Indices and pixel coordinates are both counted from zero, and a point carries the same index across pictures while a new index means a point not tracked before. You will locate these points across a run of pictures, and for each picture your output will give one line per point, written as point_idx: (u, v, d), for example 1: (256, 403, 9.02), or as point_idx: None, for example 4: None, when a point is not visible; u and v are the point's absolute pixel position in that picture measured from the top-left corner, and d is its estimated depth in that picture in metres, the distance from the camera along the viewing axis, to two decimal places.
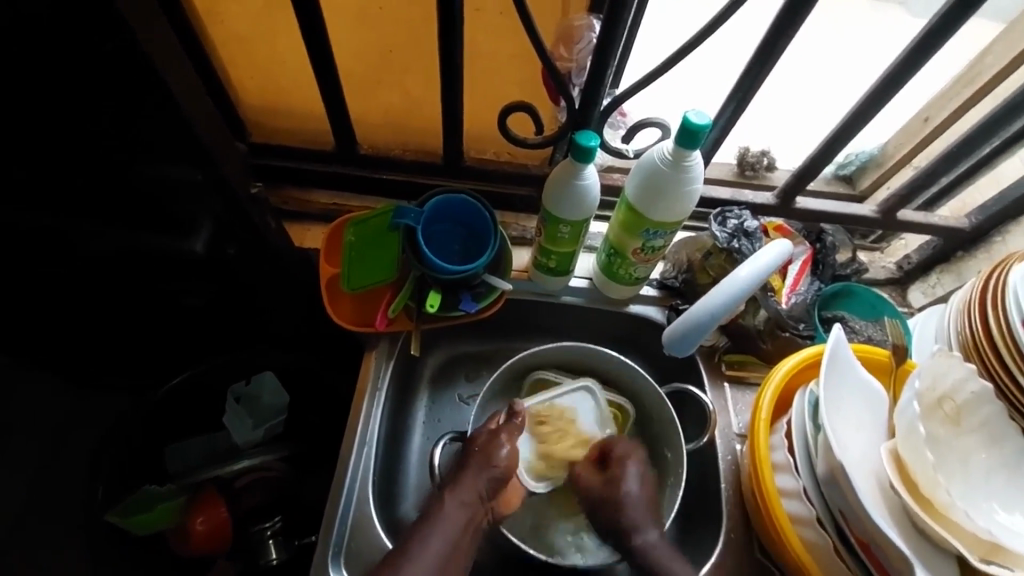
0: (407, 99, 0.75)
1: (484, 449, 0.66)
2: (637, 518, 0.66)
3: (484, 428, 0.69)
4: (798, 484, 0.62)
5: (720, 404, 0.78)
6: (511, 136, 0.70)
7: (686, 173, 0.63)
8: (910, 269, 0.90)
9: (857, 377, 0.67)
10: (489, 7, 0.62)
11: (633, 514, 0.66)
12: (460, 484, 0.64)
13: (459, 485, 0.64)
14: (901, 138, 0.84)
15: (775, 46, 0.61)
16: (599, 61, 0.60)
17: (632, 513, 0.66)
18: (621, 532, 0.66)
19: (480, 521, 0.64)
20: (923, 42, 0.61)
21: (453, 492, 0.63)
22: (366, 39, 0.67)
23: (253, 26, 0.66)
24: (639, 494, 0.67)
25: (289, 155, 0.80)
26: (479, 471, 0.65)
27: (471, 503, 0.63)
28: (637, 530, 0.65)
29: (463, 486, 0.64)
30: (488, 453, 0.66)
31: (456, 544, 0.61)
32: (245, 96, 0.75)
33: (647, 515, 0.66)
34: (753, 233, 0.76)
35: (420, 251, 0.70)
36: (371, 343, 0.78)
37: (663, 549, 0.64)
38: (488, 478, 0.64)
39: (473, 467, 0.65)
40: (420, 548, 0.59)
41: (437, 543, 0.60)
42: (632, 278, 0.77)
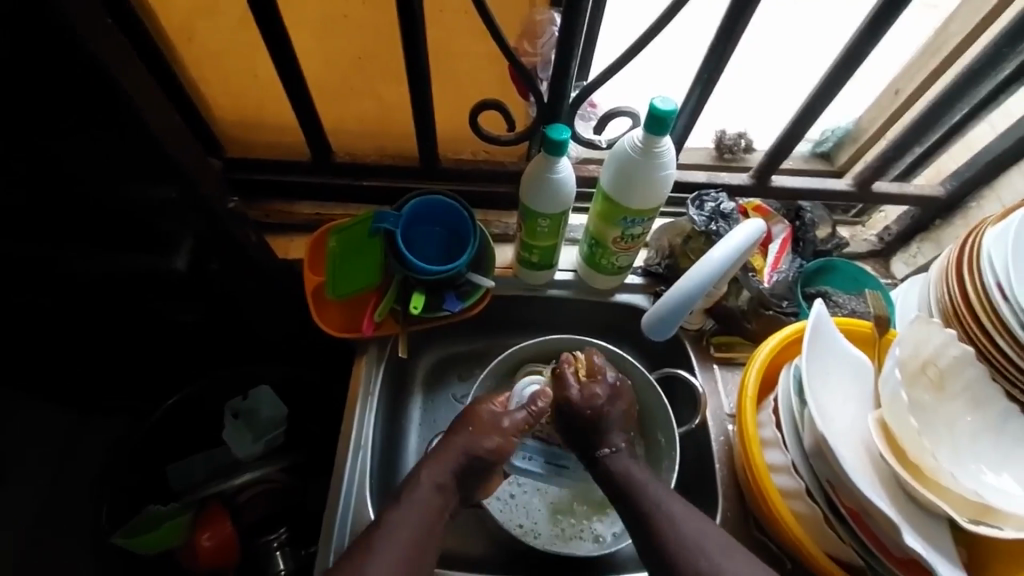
0: (380, 105, 0.75)
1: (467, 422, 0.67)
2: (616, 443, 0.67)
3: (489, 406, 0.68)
4: (787, 459, 0.62)
5: (710, 386, 0.78)
6: (483, 134, 0.70)
7: (656, 159, 0.64)
8: (891, 240, 0.91)
9: (840, 349, 0.68)
10: (450, 8, 0.63)
11: (608, 428, 0.68)
12: (437, 461, 0.63)
13: (439, 457, 0.64)
14: (875, 111, 0.85)
15: (735, 28, 0.62)
16: (564, 54, 0.61)
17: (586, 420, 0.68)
18: (594, 441, 0.68)
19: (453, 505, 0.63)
20: (871, 25, 0.64)
21: (432, 463, 0.63)
22: (334, 47, 0.68)
23: (218, 40, 0.66)
24: (617, 412, 0.69)
25: (268, 168, 0.81)
26: (453, 452, 0.64)
27: (447, 485, 0.63)
28: (615, 449, 0.67)
29: (439, 462, 0.63)
30: (454, 437, 0.65)
31: (427, 529, 0.60)
32: (219, 112, 0.76)
33: (619, 428, 0.69)
34: (731, 214, 0.77)
35: (401, 254, 0.70)
36: (360, 348, 0.78)
37: (624, 457, 0.66)
38: (463, 458, 0.64)
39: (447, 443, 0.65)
40: (388, 534, 0.57)
41: (414, 510, 0.60)
42: (615, 267, 0.78)
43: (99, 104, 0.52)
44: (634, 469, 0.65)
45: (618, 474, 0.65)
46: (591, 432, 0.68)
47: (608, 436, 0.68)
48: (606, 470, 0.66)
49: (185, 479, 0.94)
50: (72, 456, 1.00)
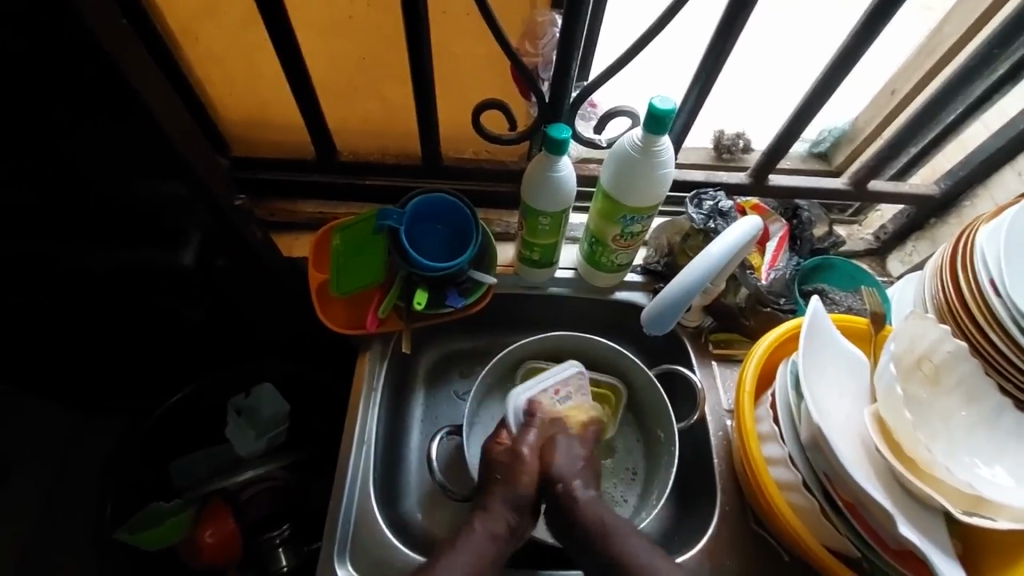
0: (384, 104, 0.77)
1: (509, 469, 0.66)
2: (570, 479, 0.65)
3: (505, 443, 0.68)
4: (784, 452, 0.63)
5: (709, 382, 0.80)
6: (485, 133, 0.71)
7: (655, 158, 0.65)
8: (887, 239, 0.92)
9: (836, 345, 0.69)
10: (453, 8, 0.64)
11: (570, 478, 0.65)
12: (489, 513, 0.63)
13: (487, 508, 0.63)
14: (871, 111, 0.86)
15: (732, 29, 0.62)
16: (565, 54, 0.62)
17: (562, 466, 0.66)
18: (558, 497, 0.64)
19: (508, 548, 0.63)
20: (863, 31, 0.65)
21: (484, 514, 0.63)
22: (339, 47, 0.69)
23: (225, 40, 0.67)
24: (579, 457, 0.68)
25: (273, 167, 0.82)
26: (502, 499, 0.64)
27: (501, 535, 0.62)
28: (569, 482, 0.65)
29: (491, 511, 0.63)
30: (509, 483, 0.64)
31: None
32: (225, 112, 0.77)
33: (583, 475, 0.67)
34: (729, 212, 0.78)
35: (405, 251, 0.71)
36: (363, 344, 0.79)
37: (592, 507, 0.63)
38: (510, 503, 0.64)
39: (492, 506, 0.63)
40: None
41: (464, 563, 0.59)
42: (615, 265, 0.80)
43: (111, 102, 0.53)
44: (606, 516, 0.63)
45: (591, 526, 0.62)
46: (554, 488, 0.65)
47: (568, 484, 0.65)
48: (574, 528, 0.63)
49: (188, 477, 0.96)
50: (75, 453, 1.01)
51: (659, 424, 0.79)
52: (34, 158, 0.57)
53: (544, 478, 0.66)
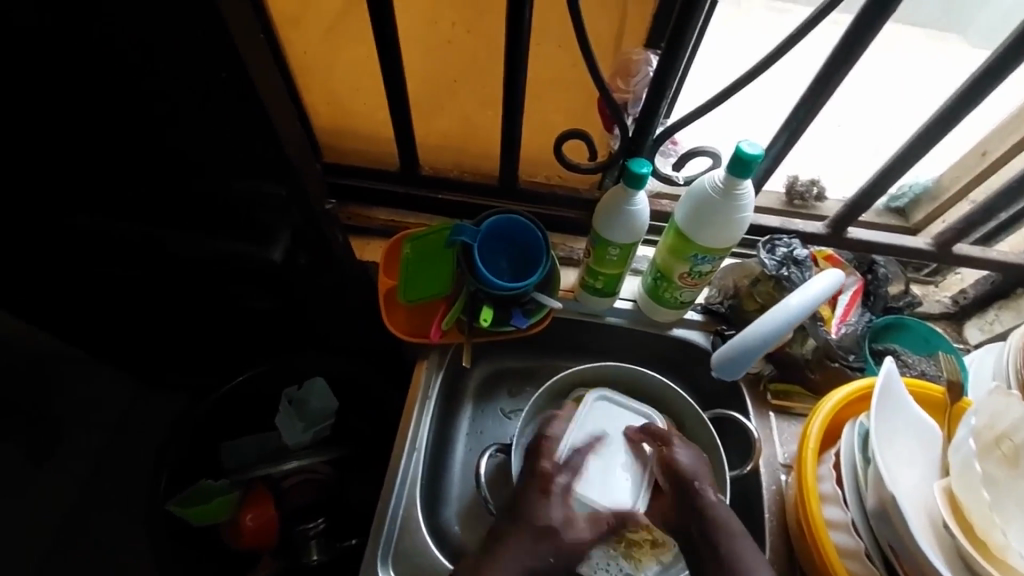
0: (468, 124, 0.80)
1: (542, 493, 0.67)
2: (704, 480, 0.67)
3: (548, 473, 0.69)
4: (847, 516, 0.61)
5: (765, 432, 0.78)
6: (566, 161, 0.73)
7: (736, 201, 0.65)
8: (966, 304, 0.88)
9: (910, 412, 0.66)
10: (549, 40, 0.67)
11: (699, 479, 0.67)
12: (515, 548, 0.62)
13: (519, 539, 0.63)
14: (958, 171, 0.83)
15: (828, 85, 0.61)
16: (656, 93, 0.63)
17: (690, 469, 0.68)
18: (687, 492, 0.66)
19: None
20: (962, 97, 0.64)
21: (515, 548, 0.62)
22: (435, 68, 0.72)
23: (334, 54, 0.72)
24: (704, 467, 0.69)
25: (358, 174, 0.86)
26: (528, 535, 0.63)
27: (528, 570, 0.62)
28: (703, 483, 0.66)
29: (522, 545, 0.62)
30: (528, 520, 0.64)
31: None
32: (320, 120, 0.82)
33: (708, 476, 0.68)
34: (803, 261, 0.77)
35: (475, 267, 0.73)
36: (422, 353, 0.81)
37: (721, 506, 0.64)
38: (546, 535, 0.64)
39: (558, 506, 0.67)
40: None
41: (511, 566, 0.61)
42: (678, 301, 0.79)
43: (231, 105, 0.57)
44: (727, 513, 0.63)
45: (711, 520, 0.63)
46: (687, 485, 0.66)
47: (700, 481, 0.67)
48: (693, 515, 0.64)
49: (238, 460, 1.00)
50: None
51: None
52: (157, 150, 0.62)
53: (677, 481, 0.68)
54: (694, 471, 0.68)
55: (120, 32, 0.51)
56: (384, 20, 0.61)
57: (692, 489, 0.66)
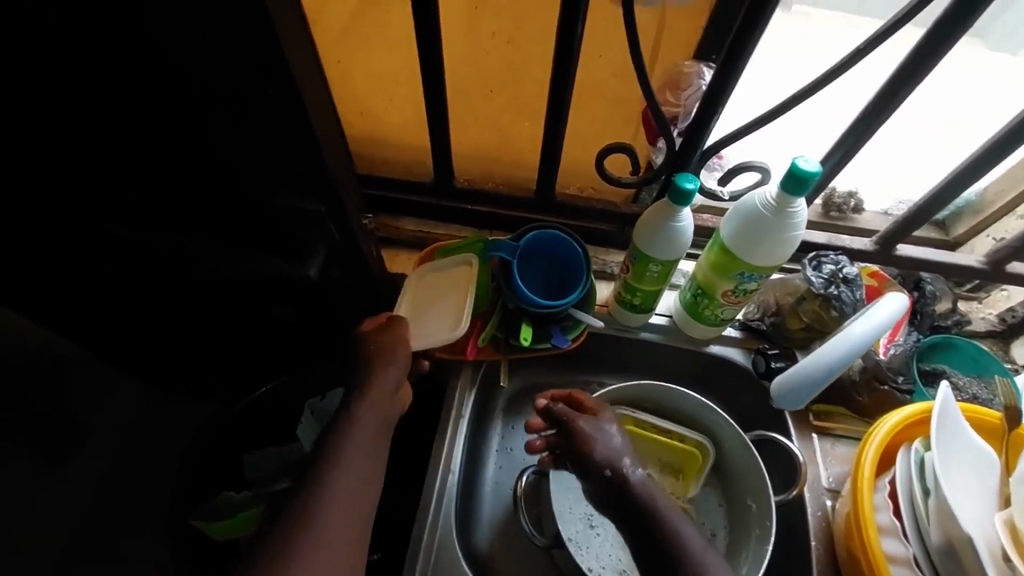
0: (505, 134, 0.78)
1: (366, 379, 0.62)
2: (618, 461, 0.60)
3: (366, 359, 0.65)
4: (909, 551, 0.58)
5: (808, 454, 0.75)
6: (607, 175, 0.71)
7: (789, 220, 0.63)
8: (1015, 323, 0.84)
9: (968, 440, 0.64)
10: (595, 51, 0.65)
11: (614, 454, 0.61)
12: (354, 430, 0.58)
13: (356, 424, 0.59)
14: (1005, 183, 0.81)
15: (891, 101, 0.59)
16: (709, 107, 0.61)
17: (601, 447, 0.61)
18: (595, 466, 0.61)
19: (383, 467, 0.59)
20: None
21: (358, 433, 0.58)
22: (473, 78, 0.70)
23: (373, 64, 0.70)
24: (620, 436, 0.63)
25: (388, 184, 0.84)
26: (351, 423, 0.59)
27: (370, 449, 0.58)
28: (617, 463, 0.60)
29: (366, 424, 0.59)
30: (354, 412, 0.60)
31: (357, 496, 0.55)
32: (353, 129, 0.80)
33: (629, 451, 0.62)
34: (853, 279, 0.74)
35: (512, 282, 0.71)
36: (455, 370, 0.79)
37: (647, 484, 0.59)
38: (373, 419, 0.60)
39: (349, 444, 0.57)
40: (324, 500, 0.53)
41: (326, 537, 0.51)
42: (718, 318, 0.77)
43: (274, 120, 0.55)
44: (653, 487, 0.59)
45: (642, 507, 0.57)
46: (596, 463, 0.61)
47: (612, 457, 0.60)
48: (623, 505, 0.58)
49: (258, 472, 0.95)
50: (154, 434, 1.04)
51: (749, 488, 0.75)
52: (194, 163, 0.60)
53: (579, 457, 0.62)
54: (609, 448, 0.61)
55: (162, 45, 0.49)
56: (430, 31, 0.59)
57: (613, 469, 0.60)
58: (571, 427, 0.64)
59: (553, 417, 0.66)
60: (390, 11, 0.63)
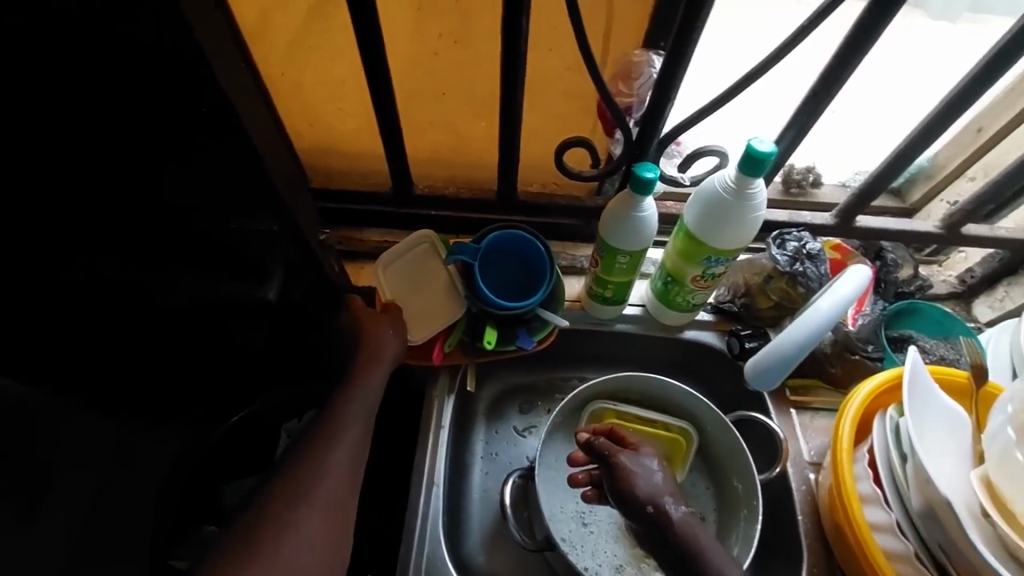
0: (462, 137, 0.76)
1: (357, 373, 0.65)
2: (661, 498, 0.59)
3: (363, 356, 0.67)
4: (891, 518, 0.59)
5: (788, 431, 0.76)
6: (567, 170, 0.70)
7: (749, 201, 0.63)
8: (974, 283, 0.87)
9: (938, 401, 0.65)
10: (544, 46, 0.64)
11: (659, 494, 0.59)
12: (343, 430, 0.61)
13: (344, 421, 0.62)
14: (953, 148, 0.83)
15: (839, 76, 0.60)
16: (661, 95, 0.60)
17: (643, 486, 0.59)
18: (638, 504, 0.59)
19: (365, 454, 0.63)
20: (977, 79, 0.62)
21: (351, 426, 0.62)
22: (422, 82, 0.69)
23: (317, 75, 0.68)
24: (661, 471, 0.61)
25: (346, 197, 0.82)
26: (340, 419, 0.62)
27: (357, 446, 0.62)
28: (659, 501, 0.58)
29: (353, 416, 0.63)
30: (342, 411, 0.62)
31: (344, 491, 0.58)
32: (304, 143, 0.77)
33: (671, 486, 0.60)
34: (816, 254, 0.76)
35: (477, 286, 0.70)
36: (431, 380, 0.78)
37: (689, 521, 0.58)
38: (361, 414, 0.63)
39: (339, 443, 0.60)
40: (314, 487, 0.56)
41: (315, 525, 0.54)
42: (690, 304, 0.77)
43: None
44: (698, 529, 0.58)
45: (683, 541, 0.57)
46: (641, 501, 0.59)
47: (656, 496, 0.59)
48: (665, 543, 0.58)
49: None
50: None
51: (734, 470, 0.76)
52: None
53: (621, 495, 0.60)
54: (651, 488, 0.59)
55: None
56: (372, 36, 0.57)
57: (656, 508, 0.58)
58: (610, 464, 0.62)
59: (593, 451, 0.63)
60: (330, 18, 0.61)
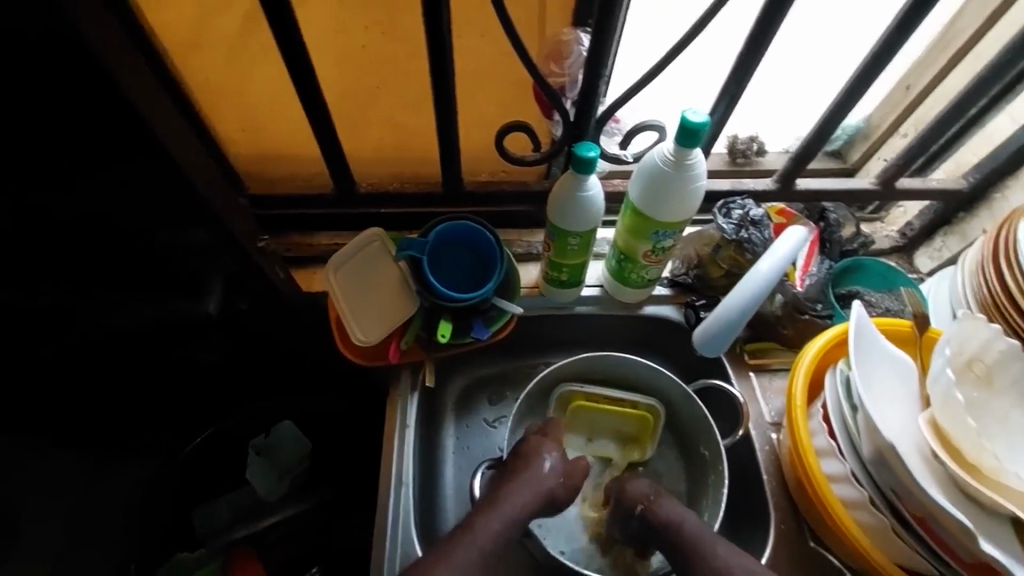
0: (402, 131, 0.75)
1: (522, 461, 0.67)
2: (646, 496, 0.67)
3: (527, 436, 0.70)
4: (845, 468, 0.61)
5: (749, 395, 0.77)
6: (509, 156, 0.69)
7: (688, 172, 0.63)
8: (914, 236, 0.90)
9: (882, 349, 0.67)
10: (470, 32, 0.63)
11: (638, 488, 0.68)
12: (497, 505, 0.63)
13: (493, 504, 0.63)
14: (886, 107, 0.85)
15: (761, 41, 0.61)
16: (592, 73, 0.60)
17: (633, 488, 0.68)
18: (628, 506, 0.68)
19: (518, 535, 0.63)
20: (896, 32, 0.64)
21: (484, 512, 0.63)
22: (353, 77, 0.67)
23: (240, 78, 0.65)
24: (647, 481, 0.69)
25: (288, 201, 0.80)
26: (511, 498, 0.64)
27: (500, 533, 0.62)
28: (646, 500, 0.67)
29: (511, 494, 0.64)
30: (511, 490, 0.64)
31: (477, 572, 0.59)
32: (239, 149, 0.75)
33: (664, 495, 0.67)
34: (761, 221, 0.77)
35: (427, 281, 0.68)
36: (392, 381, 0.77)
37: (669, 509, 0.65)
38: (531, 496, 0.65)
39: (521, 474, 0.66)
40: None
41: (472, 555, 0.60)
42: (646, 280, 0.77)
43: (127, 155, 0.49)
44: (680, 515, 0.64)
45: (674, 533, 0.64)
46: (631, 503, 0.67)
47: (635, 492, 0.68)
48: (661, 538, 0.64)
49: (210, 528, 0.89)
50: None
51: (700, 440, 0.77)
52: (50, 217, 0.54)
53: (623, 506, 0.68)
54: (640, 489, 0.68)
55: None
56: (290, 31, 0.55)
57: (645, 503, 0.67)
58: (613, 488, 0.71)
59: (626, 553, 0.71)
60: (247, 17, 0.59)
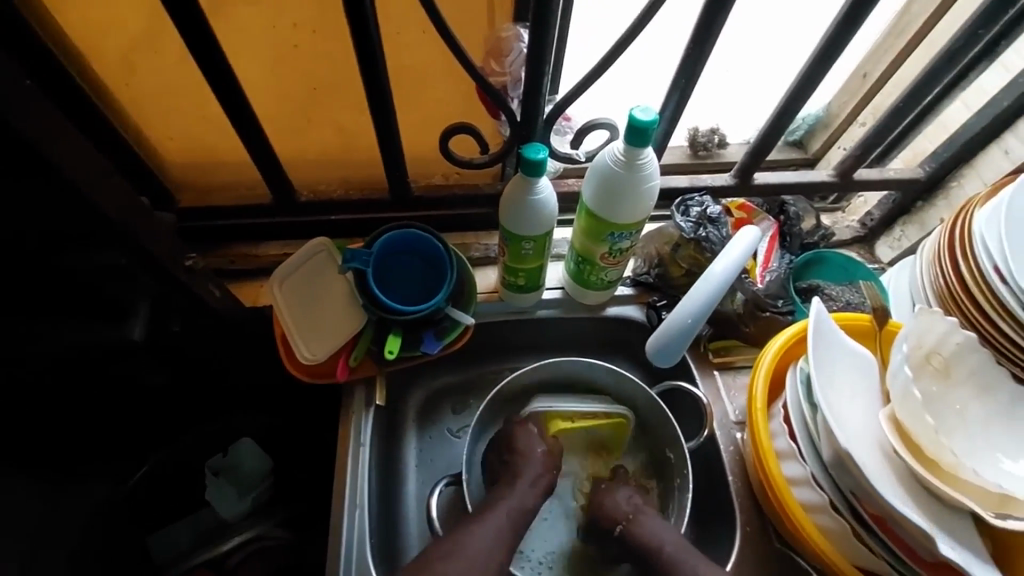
0: (343, 134, 0.71)
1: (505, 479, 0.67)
2: (624, 516, 0.66)
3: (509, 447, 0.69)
4: (806, 471, 0.60)
5: (713, 395, 0.76)
6: (455, 159, 0.66)
7: (640, 172, 0.61)
8: (874, 225, 0.90)
9: (842, 345, 0.66)
10: (404, 30, 0.59)
11: (610, 505, 0.67)
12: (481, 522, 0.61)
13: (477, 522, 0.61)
14: (844, 96, 0.84)
15: (708, 32, 0.58)
16: (533, 72, 0.57)
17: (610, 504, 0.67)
18: (607, 525, 0.67)
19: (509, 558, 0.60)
20: (845, 21, 0.62)
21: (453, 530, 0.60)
22: (287, 79, 0.63)
23: (160, 85, 0.61)
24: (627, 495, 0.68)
25: (227, 212, 0.75)
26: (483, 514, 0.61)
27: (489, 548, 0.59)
28: (622, 519, 0.66)
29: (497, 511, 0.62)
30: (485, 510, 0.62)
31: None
32: (169, 159, 0.70)
33: (639, 509, 0.67)
34: (718, 218, 0.76)
35: (374, 294, 0.65)
36: (346, 396, 0.73)
37: (649, 527, 0.64)
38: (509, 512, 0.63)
39: (508, 494, 0.65)
40: None
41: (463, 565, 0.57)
42: (606, 281, 0.75)
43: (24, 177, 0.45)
44: (656, 530, 0.64)
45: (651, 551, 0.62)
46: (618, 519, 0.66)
47: (612, 514, 0.67)
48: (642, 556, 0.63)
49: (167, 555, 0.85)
50: None
51: (666, 443, 0.76)
52: None
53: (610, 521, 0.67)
54: (618, 506, 0.67)
55: None
56: (206, 33, 0.51)
57: (623, 522, 0.65)
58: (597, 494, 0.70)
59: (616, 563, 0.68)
60: (160, 18, 0.55)
